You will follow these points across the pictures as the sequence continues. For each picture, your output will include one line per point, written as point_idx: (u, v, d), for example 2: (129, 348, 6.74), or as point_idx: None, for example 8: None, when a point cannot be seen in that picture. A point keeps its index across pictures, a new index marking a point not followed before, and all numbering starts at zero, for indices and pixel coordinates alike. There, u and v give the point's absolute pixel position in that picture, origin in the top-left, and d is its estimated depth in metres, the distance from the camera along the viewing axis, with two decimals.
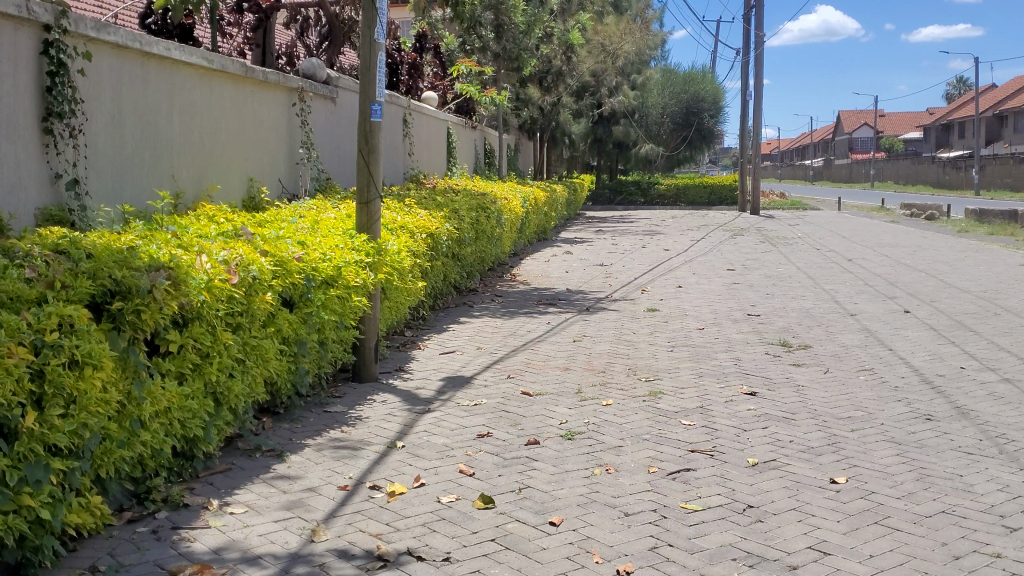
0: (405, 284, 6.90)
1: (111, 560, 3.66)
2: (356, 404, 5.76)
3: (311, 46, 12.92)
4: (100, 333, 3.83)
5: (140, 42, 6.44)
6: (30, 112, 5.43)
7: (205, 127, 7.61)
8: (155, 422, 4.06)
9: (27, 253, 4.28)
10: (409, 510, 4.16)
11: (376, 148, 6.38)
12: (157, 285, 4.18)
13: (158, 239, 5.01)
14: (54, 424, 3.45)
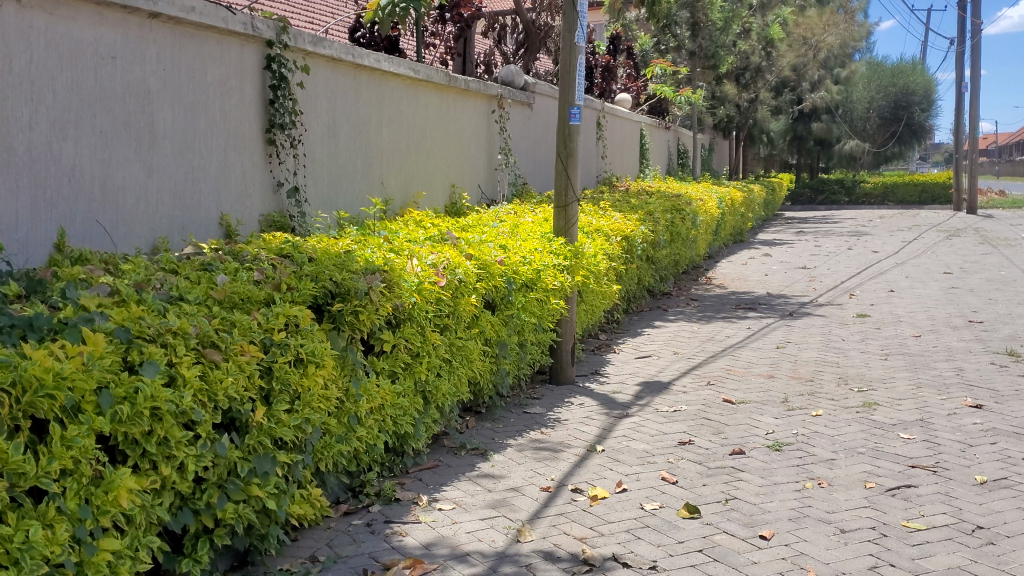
0: (602, 288, 6.88)
1: (330, 550, 3.83)
2: (554, 406, 5.78)
3: (507, 53, 13.12)
4: (321, 333, 4.04)
5: (353, 54, 6.73)
6: (256, 124, 5.77)
7: (411, 134, 7.88)
8: (370, 419, 4.23)
9: (254, 257, 4.54)
10: (613, 515, 4.14)
11: (576, 151, 6.40)
12: (373, 288, 4.35)
13: (371, 243, 5.21)
14: (281, 418, 3.66)
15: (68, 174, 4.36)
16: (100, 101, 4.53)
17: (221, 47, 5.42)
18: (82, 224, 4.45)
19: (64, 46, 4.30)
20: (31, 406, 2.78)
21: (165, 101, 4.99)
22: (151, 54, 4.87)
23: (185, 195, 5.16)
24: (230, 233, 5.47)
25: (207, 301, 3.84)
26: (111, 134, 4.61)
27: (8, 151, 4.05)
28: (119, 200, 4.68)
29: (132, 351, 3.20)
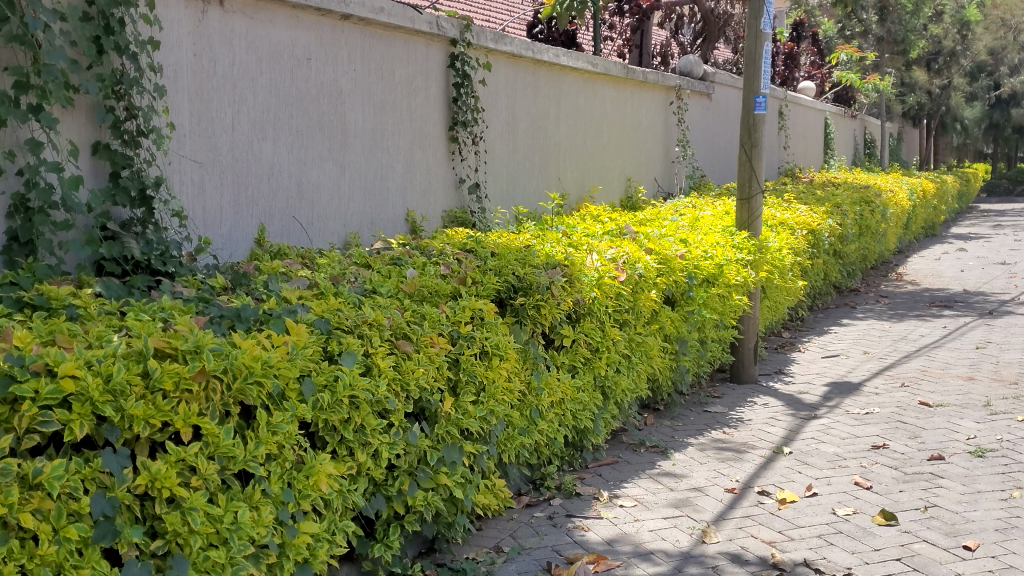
0: (785, 283, 6.66)
1: (513, 541, 3.86)
2: (736, 406, 5.63)
3: (685, 44, 12.90)
4: (504, 326, 4.08)
5: (534, 50, 6.76)
6: (440, 122, 5.89)
7: (589, 129, 7.87)
8: (552, 413, 4.23)
9: (440, 252, 4.64)
10: (803, 519, 3.99)
11: (760, 141, 6.21)
12: (554, 282, 4.34)
13: (551, 238, 5.22)
14: (467, 409, 3.73)
15: (267, 172, 4.57)
16: (296, 102, 4.72)
17: (408, 46, 5.55)
18: (280, 220, 4.66)
19: (263, 49, 4.50)
20: (240, 392, 3.00)
21: (355, 100, 5.15)
22: (343, 55, 5.03)
23: (374, 192, 5.32)
24: (416, 229, 5.60)
25: (398, 294, 3.97)
26: (306, 134, 4.80)
27: (213, 151, 4.27)
28: (314, 197, 4.87)
29: (332, 341, 3.42)
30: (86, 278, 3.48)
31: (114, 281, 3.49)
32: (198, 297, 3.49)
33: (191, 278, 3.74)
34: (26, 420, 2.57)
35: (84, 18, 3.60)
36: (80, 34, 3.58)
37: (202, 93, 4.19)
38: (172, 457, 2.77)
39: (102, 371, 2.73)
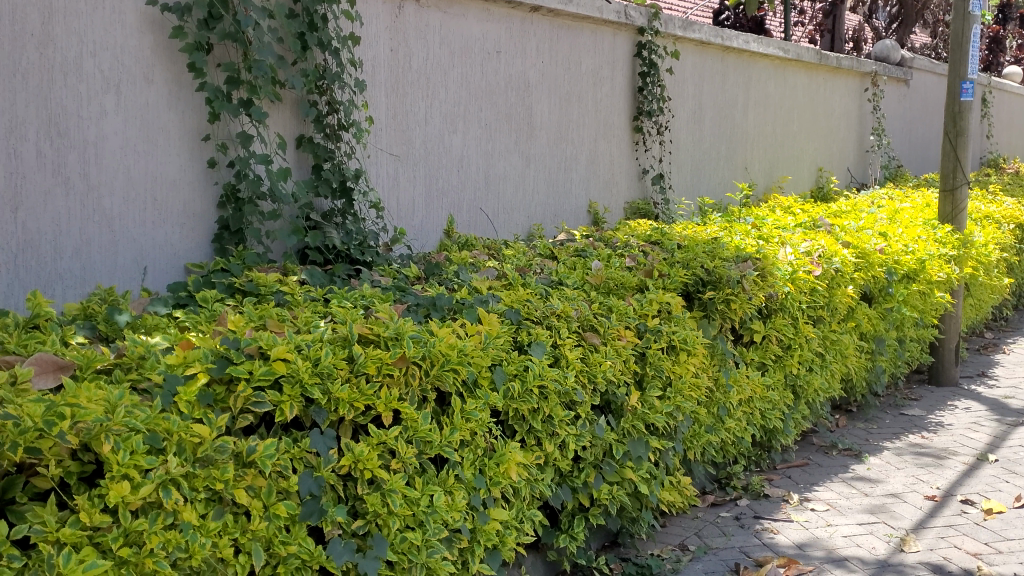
0: (991, 281, 6.26)
1: (699, 540, 3.78)
2: (935, 409, 5.34)
3: (880, 28, 12.33)
4: (692, 321, 4.00)
5: (723, 37, 6.61)
6: (625, 112, 5.84)
7: (778, 117, 7.63)
8: (740, 411, 4.13)
9: (624, 244, 4.60)
10: (1012, 532, 3.73)
11: (967, 130, 5.87)
12: (745, 276, 4.21)
13: (739, 230, 5.08)
14: (654, 405, 3.67)
15: (457, 165, 4.64)
16: (485, 94, 4.78)
17: (595, 37, 5.52)
18: (468, 212, 4.73)
19: (456, 43, 4.57)
20: (438, 378, 3.15)
21: (542, 92, 5.17)
22: (532, 46, 5.05)
23: (559, 183, 5.33)
24: (597, 221, 5.59)
25: (584, 286, 3.97)
26: (494, 126, 4.85)
27: (407, 144, 4.37)
28: (500, 188, 4.92)
29: (522, 332, 3.46)
30: (293, 267, 3.71)
31: (318, 269, 3.72)
32: (396, 286, 3.66)
33: (388, 267, 3.87)
34: (241, 400, 2.80)
35: (291, 15, 3.75)
36: (287, 30, 3.73)
37: (397, 87, 4.29)
38: (374, 440, 2.96)
39: (311, 356, 2.97)
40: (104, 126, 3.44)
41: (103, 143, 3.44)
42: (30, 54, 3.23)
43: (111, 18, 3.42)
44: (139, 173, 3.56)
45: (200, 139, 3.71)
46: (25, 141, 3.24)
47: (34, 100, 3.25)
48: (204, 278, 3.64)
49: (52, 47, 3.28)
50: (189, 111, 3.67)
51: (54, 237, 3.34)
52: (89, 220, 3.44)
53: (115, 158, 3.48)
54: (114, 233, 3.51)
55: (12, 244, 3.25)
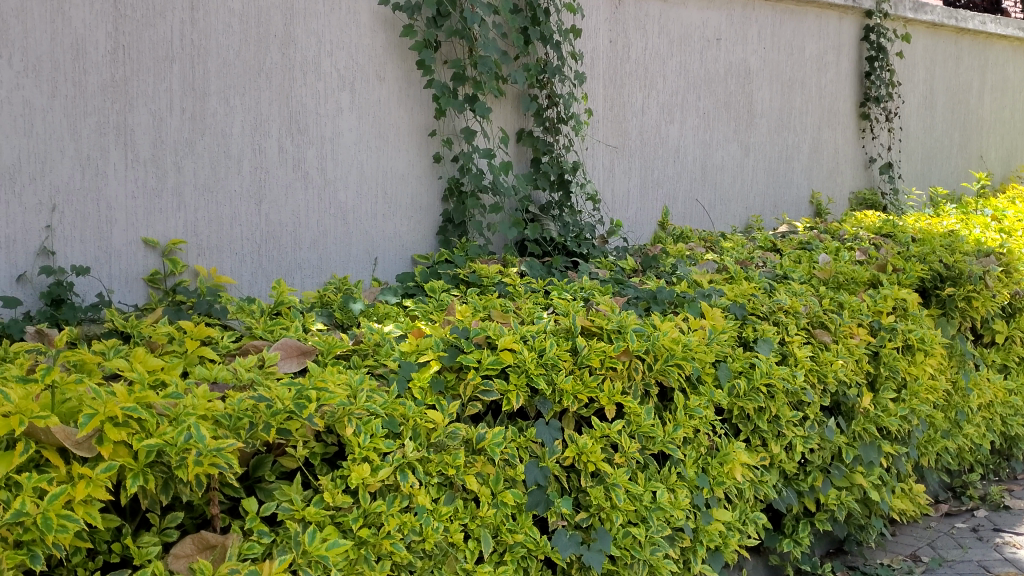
0: None
1: (933, 552, 3.57)
2: None
3: None
4: (929, 320, 3.81)
5: (957, 18, 6.24)
6: (851, 98, 5.64)
7: (1019, 102, 7.14)
8: (979, 416, 3.91)
9: (853, 236, 4.46)
10: None
11: None
12: (989, 272, 3.96)
13: (977, 222, 4.77)
14: (888, 407, 3.51)
15: (674, 156, 4.57)
16: (704, 83, 4.70)
17: (821, 21, 5.36)
18: (684, 203, 4.66)
19: (675, 31, 4.52)
20: (661, 373, 3.09)
21: (764, 79, 5.05)
22: (753, 33, 4.94)
23: (779, 173, 5.21)
24: (821, 211, 5.42)
25: (812, 281, 3.85)
26: (713, 115, 4.76)
27: (624, 136, 4.35)
28: (718, 178, 4.83)
29: (747, 327, 3.39)
30: (513, 260, 3.79)
31: (537, 262, 3.76)
32: (615, 279, 3.66)
33: (605, 260, 3.88)
34: (471, 388, 2.89)
35: (515, 10, 3.79)
36: (511, 25, 3.79)
37: (616, 79, 4.28)
38: (597, 433, 2.97)
39: (536, 347, 3.02)
40: (340, 123, 3.75)
41: (339, 139, 3.75)
42: (273, 54, 3.55)
43: (346, 19, 3.71)
44: (370, 168, 3.85)
45: (427, 134, 3.97)
46: (268, 137, 3.58)
47: (277, 98, 3.58)
48: (429, 268, 3.86)
49: (292, 47, 3.59)
50: (417, 108, 3.94)
51: (293, 228, 3.68)
52: (325, 213, 3.76)
53: (350, 153, 3.79)
54: (348, 225, 3.83)
55: (256, 235, 3.60)
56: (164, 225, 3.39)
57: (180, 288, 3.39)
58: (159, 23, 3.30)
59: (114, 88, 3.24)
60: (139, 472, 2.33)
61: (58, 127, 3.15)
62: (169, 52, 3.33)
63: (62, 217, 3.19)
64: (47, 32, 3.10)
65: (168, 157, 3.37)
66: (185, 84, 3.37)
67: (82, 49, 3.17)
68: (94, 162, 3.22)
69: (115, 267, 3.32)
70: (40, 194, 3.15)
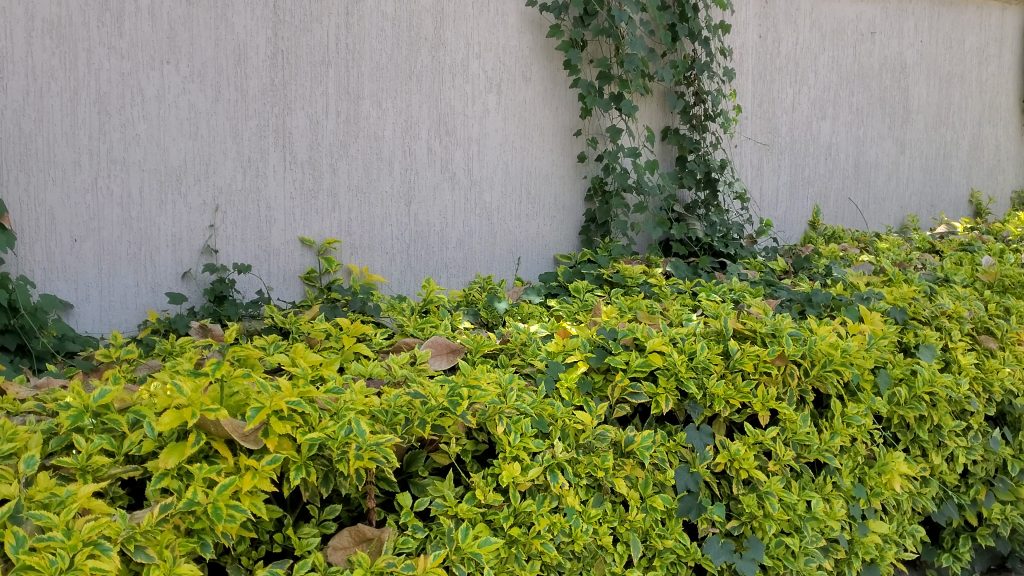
0: None
1: None
2: None
3: None
4: None
5: None
6: (1014, 93, 5.53)
7: None
8: None
9: (1018, 237, 4.29)
10: None
11: None
12: None
13: None
14: None
15: (825, 153, 4.57)
16: (858, 78, 4.68)
17: (982, 13, 5.24)
18: (835, 202, 4.67)
19: (828, 26, 4.50)
20: (819, 379, 3.02)
21: (921, 74, 4.98)
22: (909, 26, 4.89)
23: (935, 169, 5.15)
24: (980, 211, 5.35)
25: (975, 284, 3.73)
26: (868, 110, 4.74)
27: (774, 133, 4.33)
28: (871, 176, 4.82)
29: (908, 332, 3.30)
30: (658, 260, 3.74)
31: (683, 262, 3.71)
32: (766, 280, 3.63)
33: (753, 261, 3.85)
34: (619, 390, 2.88)
35: (663, 7, 3.76)
36: (658, 23, 3.76)
37: (765, 75, 4.25)
38: (750, 439, 2.90)
39: (687, 349, 2.96)
40: (486, 124, 3.77)
41: (485, 140, 3.78)
42: (424, 57, 3.60)
43: (494, 20, 3.73)
44: (515, 169, 3.87)
45: (573, 134, 3.95)
46: (418, 139, 3.63)
47: (428, 101, 3.63)
48: (572, 268, 3.85)
49: (443, 49, 3.63)
50: (563, 108, 3.94)
51: (441, 228, 3.73)
52: (471, 213, 3.79)
53: (496, 154, 3.81)
54: (493, 226, 3.86)
55: (405, 235, 3.67)
56: (319, 224, 3.51)
57: (334, 286, 3.50)
58: (316, 28, 3.39)
59: (274, 92, 3.35)
60: (303, 465, 2.38)
61: (222, 130, 3.28)
62: (325, 57, 3.42)
63: (224, 217, 3.33)
64: (211, 38, 3.22)
65: (323, 159, 3.47)
66: (340, 88, 3.46)
67: (244, 55, 3.28)
68: (254, 164, 3.35)
69: (273, 265, 3.47)
70: (204, 195, 3.28)
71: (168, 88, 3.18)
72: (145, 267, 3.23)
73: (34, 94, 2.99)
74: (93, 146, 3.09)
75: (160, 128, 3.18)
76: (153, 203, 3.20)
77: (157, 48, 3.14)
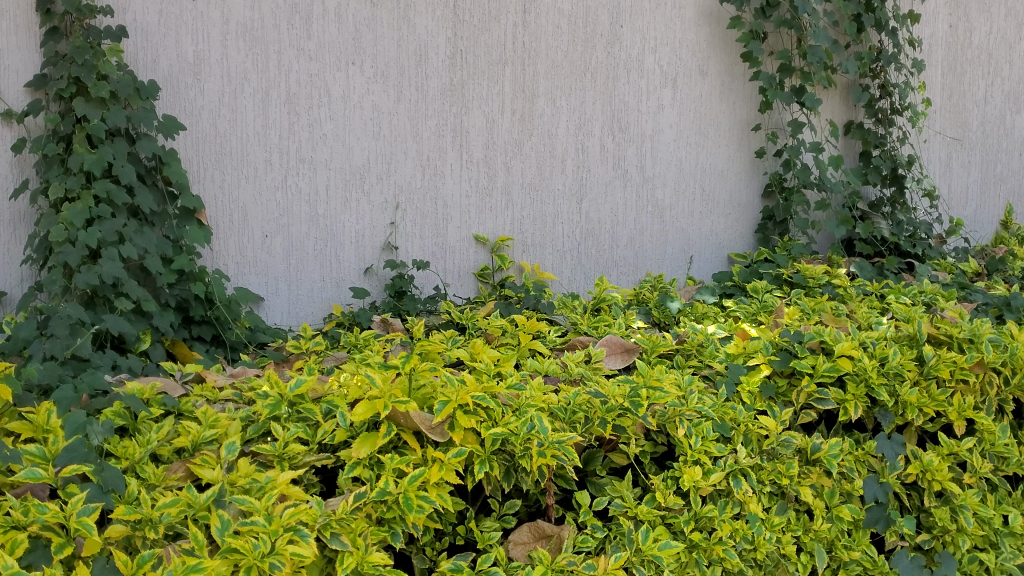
0: None
1: None
2: None
3: None
4: None
5: None
6: None
7: None
8: None
9: None
10: None
11: None
12: None
13: None
14: None
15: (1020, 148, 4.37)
16: None
17: None
18: None
19: None
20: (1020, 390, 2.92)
21: None
22: None
23: None
24: None
25: None
26: None
27: (965, 127, 4.14)
28: None
29: None
30: (840, 260, 3.62)
31: (868, 262, 3.59)
32: (959, 283, 3.49)
33: (943, 261, 3.72)
34: (804, 396, 2.77)
35: None
36: (843, 13, 3.64)
37: (956, 66, 4.06)
38: (944, 450, 2.76)
39: (878, 354, 2.82)
40: (661, 120, 3.72)
41: (659, 136, 3.73)
42: (599, 53, 3.57)
43: (671, 15, 3.67)
44: (689, 165, 3.81)
45: (750, 129, 3.88)
46: (592, 137, 3.62)
47: (601, 98, 3.61)
48: (749, 267, 3.77)
49: (618, 45, 3.60)
50: (740, 102, 3.85)
51: (613, 226, 3.71)
52: (643, 210, 3.76)
53: (669, 150, 3.76)
54: (665, 223, 3.81)
55: (578, 232, 3.67)
56: (493, 222, 3.54)
57: (506, 283, 3.50)
58: (494, 27, 3.40)
59: (453, 91, 3.39)
60: (486, 459, 2.36)
61: (403, 130, 3.34)
62: (502, 56, 3.43)
63: (404, 215, 3.40)
64: (394, 40, 3.27)
65: (499, 157, 3.49)
66: (516, 87, 3.47)
67: (424, 55, 3.32)
68: (432, 163, 3.40)
69: (449, 262, 3.51)
70: (385, 193, 3.36)
71: (353, 89, 3.25)
72: (330, 262, 3.33)
73: (228, 95, 3.09)
74: (283, 146, 3.19)
75: (345, 128, 3.26)
76: (338, 201, 3.29)
77: (343, 50, 3.21)
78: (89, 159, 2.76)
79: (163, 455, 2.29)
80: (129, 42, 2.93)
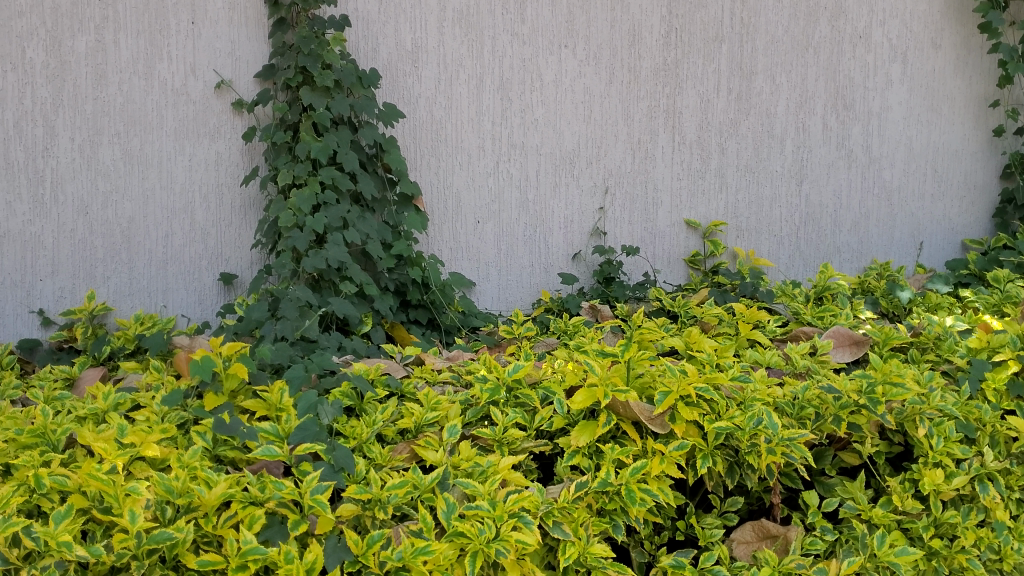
0: None
1: None
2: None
3: None
4: None
5: None
6: None
7: None
8: None
9: None
10: None
11: None
12: None
13: None
14: None
15: None
16: None
17: None
18: None
19: None
20: None
21: None
22: None
23: None
24: None
25: None
26: None
27: None
28: None
29: None
30: None
31: None
32: None
33: None
34: None
35: None
36: None
37: None
38: None
39: None
40: (889, 96, 3.52)
41: (887, 114, 3.53)
42: (822, 27, 3.40)
43: None
44: (920, 144, 3.60)
45: (988, 106, 3.64)
46: (813, 115, 3.45)
47: (824, 74, 3.43)
48: (985, 255, 3.55)
49: (843, 18, 3.41)
50: (977, 77, 3.61)
51: (835, 210, 3.54)
52: (870, 193, 3.57)
53: (898, 129, 3.56)
54: (893, 206, 3.61)
55: (796, 217, 3.51)
56: (706, 207, 3.42)
57: (719, 270, 3.37)
58: (710, 3, 3.28)
59: (666, 71, 3.29)
60: (708, 453, 2.21)
61: (614, 113, 3.28)
62: (718, 33, 3.31)
63: (614, 199, 3.34)
64: (607, 21, 3.21)
65: (712, 139, 3.37)
66: (733, 65, 3.34)
67: (639, 35, 3.25)
68: (644, 145, 3.31)
69: (659, 247, 3.42)
70: (595, 177, 3.30)
71: (566, 72, 3.21)
72: (540, 247, 3.30)
73: (445, 81, 3.10)
74: (497, 131, 3.18)
75: (557, 112, 3.23)
76: (548, 185, 3.27)
77: (556, 34, 3.17)
78: (316, 146, 2.82)
79: (388, 435, 2.28)
80: (351, 31, 2.97)
